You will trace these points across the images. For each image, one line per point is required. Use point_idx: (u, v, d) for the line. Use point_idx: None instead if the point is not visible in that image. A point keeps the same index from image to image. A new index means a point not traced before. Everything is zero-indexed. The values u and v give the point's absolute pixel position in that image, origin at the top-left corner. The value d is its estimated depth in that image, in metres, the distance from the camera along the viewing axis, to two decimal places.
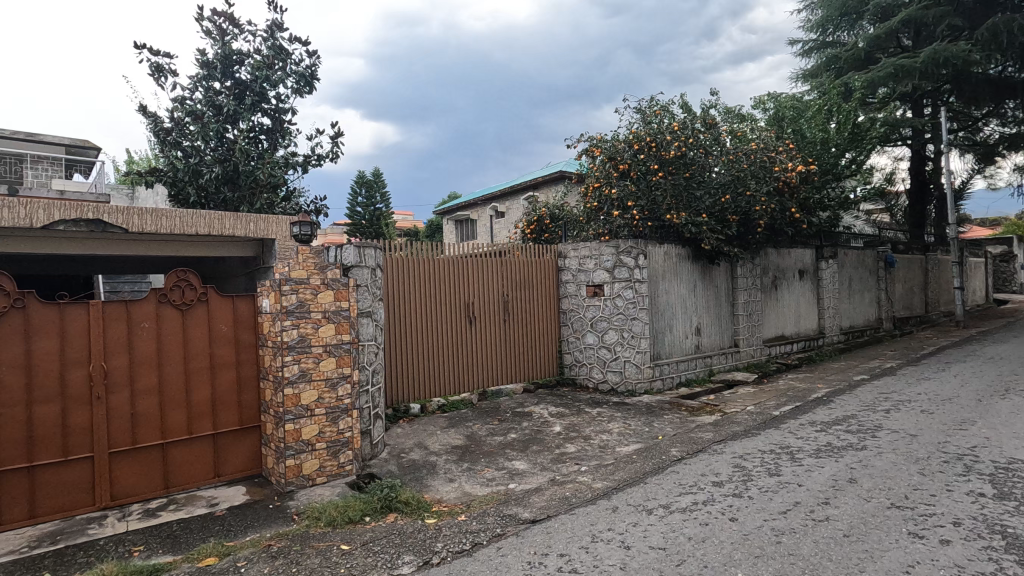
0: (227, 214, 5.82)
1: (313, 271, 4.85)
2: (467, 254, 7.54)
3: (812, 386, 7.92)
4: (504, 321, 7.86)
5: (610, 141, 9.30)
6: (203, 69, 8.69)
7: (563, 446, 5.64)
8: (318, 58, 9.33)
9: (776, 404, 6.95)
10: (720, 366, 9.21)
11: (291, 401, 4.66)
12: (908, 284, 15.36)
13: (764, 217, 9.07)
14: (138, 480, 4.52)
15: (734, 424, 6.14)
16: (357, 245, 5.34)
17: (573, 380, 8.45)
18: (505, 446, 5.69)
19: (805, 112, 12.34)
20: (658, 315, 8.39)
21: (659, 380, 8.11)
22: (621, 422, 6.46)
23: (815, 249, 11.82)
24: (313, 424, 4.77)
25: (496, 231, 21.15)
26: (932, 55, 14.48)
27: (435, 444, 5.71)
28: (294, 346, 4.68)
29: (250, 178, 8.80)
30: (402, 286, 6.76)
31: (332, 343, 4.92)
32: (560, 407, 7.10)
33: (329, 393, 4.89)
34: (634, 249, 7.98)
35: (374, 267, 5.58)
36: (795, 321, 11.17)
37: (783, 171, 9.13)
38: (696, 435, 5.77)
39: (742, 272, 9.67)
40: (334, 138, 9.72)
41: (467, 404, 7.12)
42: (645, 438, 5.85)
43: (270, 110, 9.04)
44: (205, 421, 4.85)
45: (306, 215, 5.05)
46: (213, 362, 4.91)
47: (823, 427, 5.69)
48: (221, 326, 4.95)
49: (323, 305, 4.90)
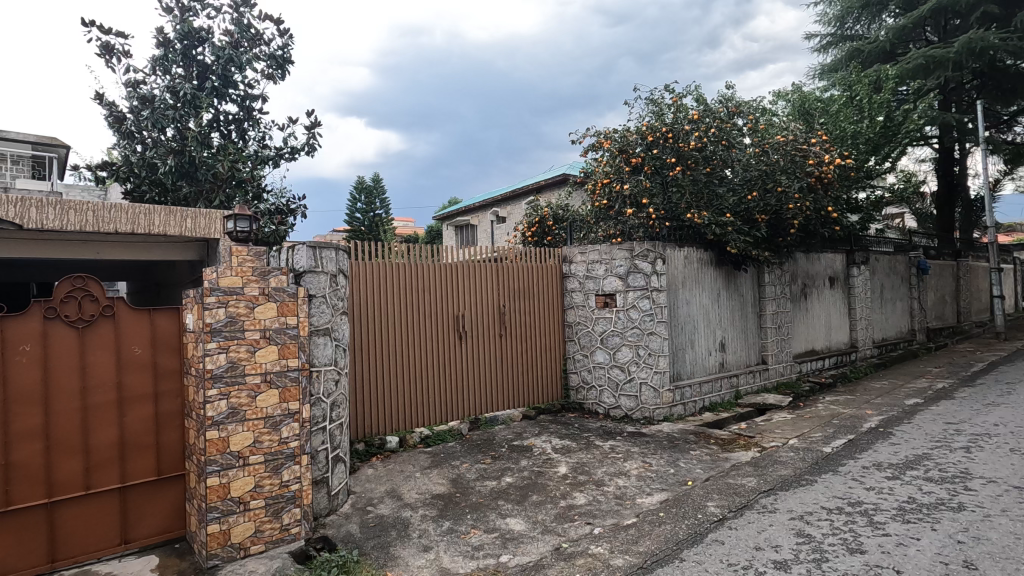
0: (157, 208, 4.76)
1: (250, 278, 3.79)
2: (459, 260, 6.44)
3: (860, 413, 6.77)
4: (500, 336, 6.76)
5: (620, 133, 8.28)
6: (160, 49, 7.66)
7: (570, 496, 4.52)
8: (291, 37, 8.31)
9: (824, 437, 5.81)
10: (747, 387, 8.06)
11: (216, 448, 3.57)
12: (940, 293, 14.21)
13: (799, 216, 7.95)
14: (10, 554, 3.43)
15: (779, 465, 5.00)
16: (312, 245, 4.26)
17: (581, 405, 7.33)
18: (497, 496, 4.56)
19: (831, 105, 11.32)
20: (678, 329, 7.28)
21: (680, 405, 6.98)
22: (640, 461, 5.32)
23: (845, 253, 10.71)
24: (247, 477, 3.69)
25: (497, 235, 20.10)
26: (967, 44, 13.37)
27: (411, 494, 4.59)
28: (221, 376, 3.60)
29: (209, 172, 7.63)
30: (377, 296, 5.66)
31: (274, 370, 3.84)
32: (566, 440, 5.98)
33: (269, 435, 3.79)
34: (652, 252, 6.84)
35: (335, 274, 4.47)
36: (826, 333, 10.05)
37: (818, 165, 8.01)
38: (735, 482, 4.63)
39: (770, 279, 8.58)
40: (311, 129, 8.69)
41: (455, 436, 6.01)
42: (671, 484, 4.72)
43: (237, 97, 8.00)
44: (111, 471, 3.75)
45: (245, 208, 3.96)
46: (122, 394, 3.81)
47: (896, 472, 4.56)
48: (133, 348, 3.86)
49: (263, 321, 3.81)
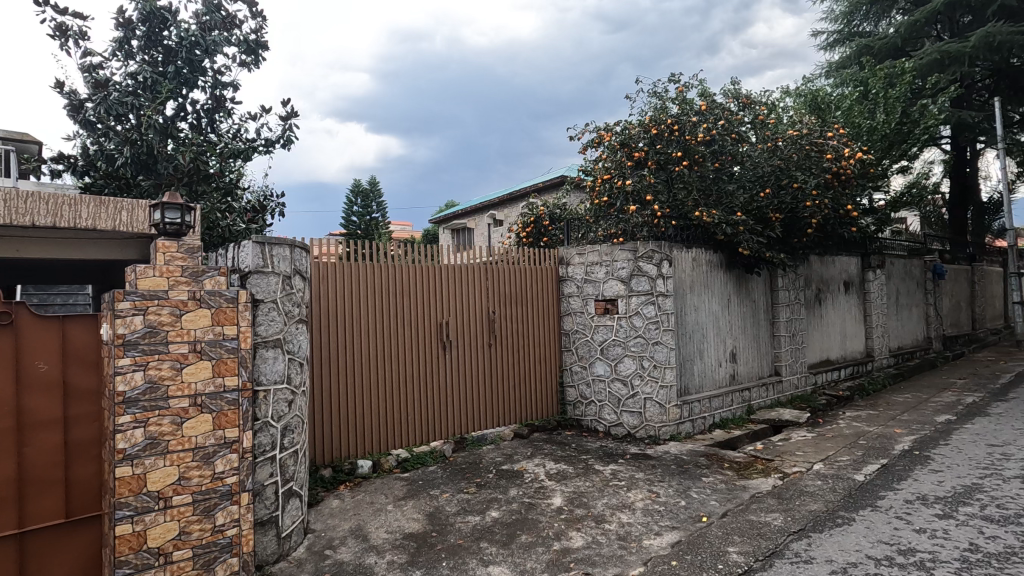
0: (85, 198, 4.28)
1: (179, 279, 3.15)
2: (444, 262, 5.79)
3: (889, 431, 6.10)
4: (490, 346, 6.10)
5: (622, 125, 7.67)
6: (120, 31, 7.04)
7: (565, 537, 3.84)
8: (266, 21, 7.67)
9: (854, 461, 5.15)
10: (759, 401, 7.40)
11: (128, 487, 2.92)
12: (955, 298, 13.57)
13: (817, 215, 7.29)
14: None
15: (807, 497, 4.32)
16: (261, 240, 3.59)
17: (578, 422, 6.66)
18: (479, 536, 3.88)
19: (843, 101, 10.76)
20: (685, 338, 6.62)
21: (688, 422, 6.33)
22: (646, 490, 4.65)
23: (861, 257, 10.07)
24: (169, 523, 3.03)
25: (494, 238, 19.38)
26: (985, 38, 12.87)
27: (380, 533, 3.91)
28: (138, 399, 2.96)
29: (170, 164, 6.96)
30: (348, 301, 5.00)
31: (207, 391, 3.17)
32: (561, 463, 5.31)
33: (199, 470, 3.12)
34: (657, 253, 6.18)
35: (289, 275, 3.77)
36: (841, 342, 9.38)
37: (836, 160, 7.36)
38: (758, 520, 3.96)
39: (783, 283, 7.96)
40: (286, 121, 8.04)
41: (436, 459, 5.35)
42: (683, 520, 4.05)
43: (206, 85, 7.39)
44: (5, 514, 3.07)
45: (176, 196, 3.32)
46: (23, 419, 3.13)
47: (948, 509, 3.89)
48: (37, 365, 3.18)
49: (193, 331, 3.16)
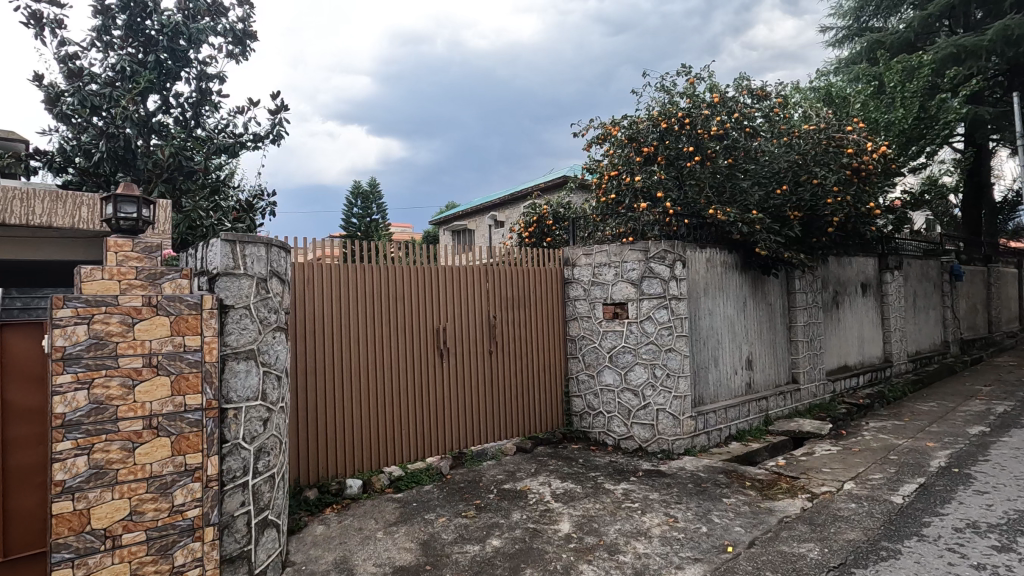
0: (39, 192, 4.38)
1: (132, 283, 2.75)
2: (441, 263, 5.36)
3: (921, 445, 5.65)
4: (491, 353, 5.69)
5: (631, 118, 7.29)
6: (99, 19, 6.65)
7: (574, 571, 3.41)
8: (254, 10, 7.26)
9: (888, 479, 4.71)
10: (777, 411, 6.97)
11: (68, 524, 2.52)
12: (971, 300, 13.11)
13: (838, 214, 6.82)
14: None
15: (842, 524, 3.89)
16: (230, 237, 3.09)
17: (585, 435, 6.23)
18: (478, 570, 3.45)
19: (858, 95, 10.41)
20: (699, 344, 6.19)
21: (704, 434, 5.90)
22: (663, 514, 4.22)
23: (878, 257, 9.64)
24: (117, 565, 2.63)
25: (494, 239, 18.99)
26: (1002, 32, 12.52)
27: (366, 566, 3.48)
28: (80, 422, 2.56)
29: (149, 159, 6.52)
30: (336, 306, 4.59)
31: (164, 412, 2.77)
32: (568, 482, 4.88)
33: (156, 502, 2.72)
34: (670, 253, 5.77)
35: (267, 278, 3.30)
36: (859, 346, 8.95)
37: (858, 155, 6.91)
38: (791, 552, 3.52)
39: (800, 285, 7.52)
40: (275, 115, 7.64)
41: (433, 478, 4.91)
42: (707, 550, 3.62)
43: (190, 77, 7.01)
44: None
45: (133, 188, 2.94)
46: None
47: (1006, 541, 3.45)
48: None
49: (147, 344, 2.75)
